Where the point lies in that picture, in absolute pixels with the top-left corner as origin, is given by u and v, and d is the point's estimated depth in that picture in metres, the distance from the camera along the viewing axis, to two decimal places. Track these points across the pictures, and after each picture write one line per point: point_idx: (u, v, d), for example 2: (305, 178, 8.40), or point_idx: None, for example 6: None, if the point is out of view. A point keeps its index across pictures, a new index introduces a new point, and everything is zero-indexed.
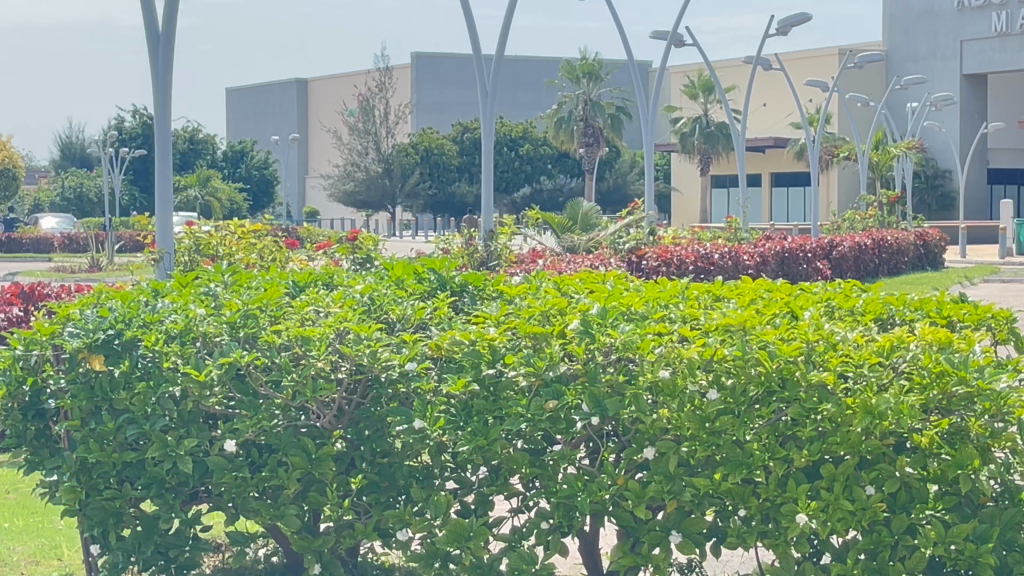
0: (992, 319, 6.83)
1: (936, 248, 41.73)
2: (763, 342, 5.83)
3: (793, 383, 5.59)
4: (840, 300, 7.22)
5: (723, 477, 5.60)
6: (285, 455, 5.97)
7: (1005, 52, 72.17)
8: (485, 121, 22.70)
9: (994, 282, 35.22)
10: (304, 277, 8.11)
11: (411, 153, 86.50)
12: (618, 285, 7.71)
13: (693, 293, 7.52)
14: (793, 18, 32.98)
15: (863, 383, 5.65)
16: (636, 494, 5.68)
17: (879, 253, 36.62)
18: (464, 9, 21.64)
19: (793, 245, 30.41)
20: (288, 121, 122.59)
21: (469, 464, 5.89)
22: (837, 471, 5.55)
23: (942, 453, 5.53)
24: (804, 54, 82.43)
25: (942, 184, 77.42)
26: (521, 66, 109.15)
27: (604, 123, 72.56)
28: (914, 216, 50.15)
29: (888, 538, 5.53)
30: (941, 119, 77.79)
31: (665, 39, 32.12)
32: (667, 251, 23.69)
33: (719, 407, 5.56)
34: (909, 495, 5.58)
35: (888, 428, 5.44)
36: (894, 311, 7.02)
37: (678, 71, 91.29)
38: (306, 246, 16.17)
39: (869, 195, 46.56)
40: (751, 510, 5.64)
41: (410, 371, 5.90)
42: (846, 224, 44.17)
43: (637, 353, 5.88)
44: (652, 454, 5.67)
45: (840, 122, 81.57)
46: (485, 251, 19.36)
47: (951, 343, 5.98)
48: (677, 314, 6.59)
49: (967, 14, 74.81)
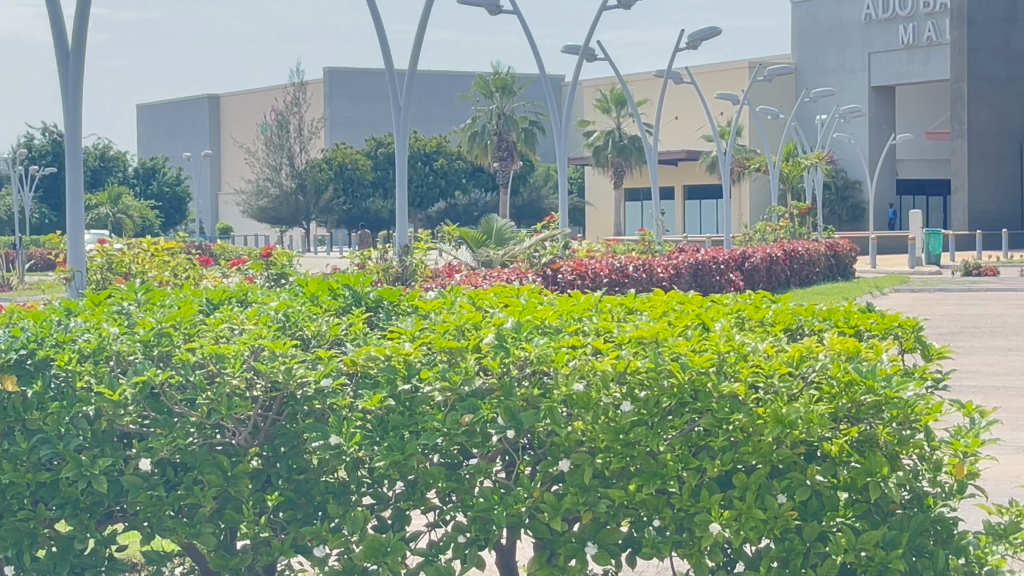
0: (898, 327, 6.89)
1: (847, 258, 42.15)
2: (676, 353, 5.91)
3: (706, 393, 5.66)
4: (751, 311, 7.31)
5: (637, 487, 5.68)
6: (200, 471, 5.94)
7: (912, 63, 72.97)
8: (398, 135, 22.65)
9: (904, 291, 35.72)
10: (218, 294, 8.10)
11: (324, 168, 86.30)
12: (531, 298, 7.78)
13: (607, 305, 7.60)
14: (703, 31, 33.27)
15: (773, 393, 5.72)
16: (551, 507, 5.73)
17: (790, 265, 36.99)
18: (374, 19, 21.57)
19: (705, 257, 30.58)
20: (200, 137, 121.62)
21: (386, 479, 5.91)
22: (748, 479, 5.64)
23: (852, 461, 5.62)
24: (716, 67, 83.11)
25: (851, 196, 78.36)
26: (434, 81, 109.18)
27: (518, 138, 72.75)
28: (822, 226, 50.66)
29: (800, 545, 5.61)
30: (850, 130, 78.74)
31: (576, 54, 32.26)
32: (581, 264, 23.83)
33: (631, 419, 5.64)
34: (820, 503, 5.69)
35: (797, 438, 5.55)
36: (803, 321, 7.11)
37: (590, 85, 91.67)
38: (220, 264, 16.18)
39: (779, 207, 46.89)
40: (664, 521, 5.70)
41: (325, 387, 5.94)
42: (758, 235, 44.53)
43: (551, 366, 5.92)
44: (567, 465, 5.72)
45: (750, 134, 82.33)
46: (399, 266, 19.45)
47: (858, 353, 6.08)
48: (590, 328, 6.64)
49: (874, 26, 75.72)
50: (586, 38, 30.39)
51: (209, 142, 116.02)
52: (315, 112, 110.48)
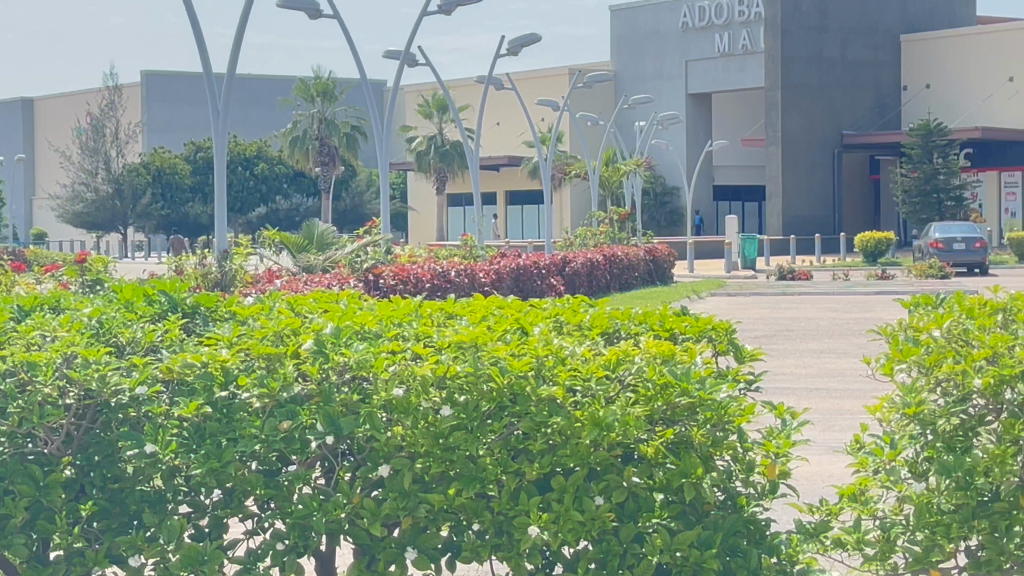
0: (712, 329, 6.99)
1: (665, 263, 42.75)
2: (494, 358, 5.93)
3: (524, 397, 5.70)
4: (568, 316, 7.38)
5: (455, 493, 5.71)
6: (10, 482, 5.81)
7: (728, 71, 74.22)
8: (217, 138, 22.41)
9: (721, 295, 36.40)
10: (30, 301, 7.94)
11: (141, 172, 84.88)
12: (349, 304, 7.76)
13: (426, 310, 7.60)
14: (523, 38, 33.48)
15: (590, 396, 5.78)
16: (370, 512, 5.73)
17: (610, 269, 37.42)
18: (192, 20, 21.31)
19: (526, 261, 30.78)
20: (13, 141, 118.88)
21: (203, 488, 5.86)
22: (566, 481, 5.68)
23: (667, 463, 5.71)
24: (537, 73, 83.71)
25: (670, 202, 79.57)
26: (254, 86, 108.22)
27: (339, 142, 72.41)
28: (641, 232, 51.32)
29: (617, 546, 5.69)
30: (668, 137, 79.92)
31: (397, 59, 32.23)
32: (403, 269, 23.85)
33: (451, 423, 5.67)
34: (636, 504, 5.76)
35: (613, 440, 5.61)
36: (619, 325, 7.19)
37: (412, 90, 91.68)
38: (32, 271, 15.85)
39: (599, 213, 47.41)
40: (484, 525, 5.74)
41: (141, 396, 5.85)
42: (579, 240, 44.95)
43: (371, 371, 5.92)
44: (386, 471, 5.73)
45: (571, 140, 83.09)
46: (218, 272, 19.25)
47: (673, 355, 6.15)
48: (410, 332, 6.65)
49: (691, 34, 76.90)
50: (406, 43, 30.38)
51: (21, 146, 113.44)
52: (132, 116, 108.75)
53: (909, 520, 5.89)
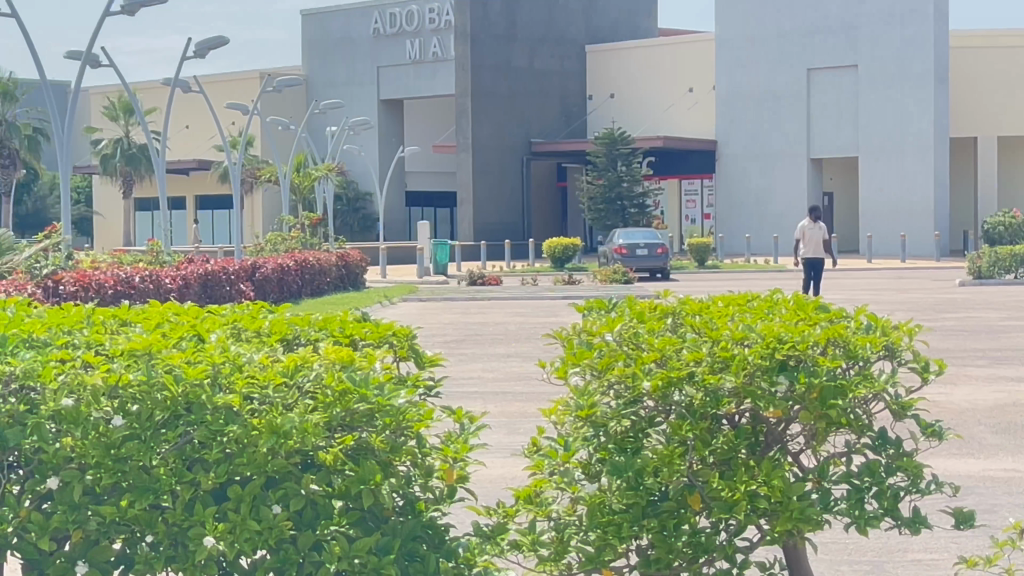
0: (392, 336, 6.94)
1: (357, 268, 42.71)
2: (170, 365, 5.80)
3: (200, 405, 5.60)
4: (246, 322, 7.25)
5: (128, 504, 5.57)
6: None
7: (419, 78, 74.64)
8: None
9: (412, 300, 36.58)
10: None
11: None
12: (18, 311, 7.46)
13: (99, 318, 7.37)
14: (210, 41, 32.97)
15: (267, 403, 5.69)
16: (39, 527, 5.58)
17: (302, 274, 37.13)
18: None
19: (214, 267, 30.31)
20: None
21: None
22: (242, 490, 5.61)
23: (345, 469, 5.66)
24: (226, 77, 82.61)
25: (363, 207, 79.63)
26: None
27: (20, 145, 70.02)
28: (331, 237, 51.14)
29: (293, 554, 5.64)
30: (361, 142, 79.92)
31: (78, 59, 31.34)
32: (84, 276, 23.19)
33: (123, 433, 5.54)
34: (313, 511, 5.70)
35: (291, 447, 5.54)
36: (298, 330, 7.09)
37: (96, 92, 89.41)
38: None
39: (290, 219, 47.09)
40: (157, 535, 5.62)
41: None
42: (269, 246, 44.54)
43: (40, 381, 5.72)
44: (56, 484, 5.57)
45: (262, 145, 82.33)
46: None
47: (350, 361, 6.10)
48: (81, 339, 6.45)
49: (382, 41, 77.02)
50: (88, 44, 29.55)
51: None
52: None
53: (581, 521, 6.05)
